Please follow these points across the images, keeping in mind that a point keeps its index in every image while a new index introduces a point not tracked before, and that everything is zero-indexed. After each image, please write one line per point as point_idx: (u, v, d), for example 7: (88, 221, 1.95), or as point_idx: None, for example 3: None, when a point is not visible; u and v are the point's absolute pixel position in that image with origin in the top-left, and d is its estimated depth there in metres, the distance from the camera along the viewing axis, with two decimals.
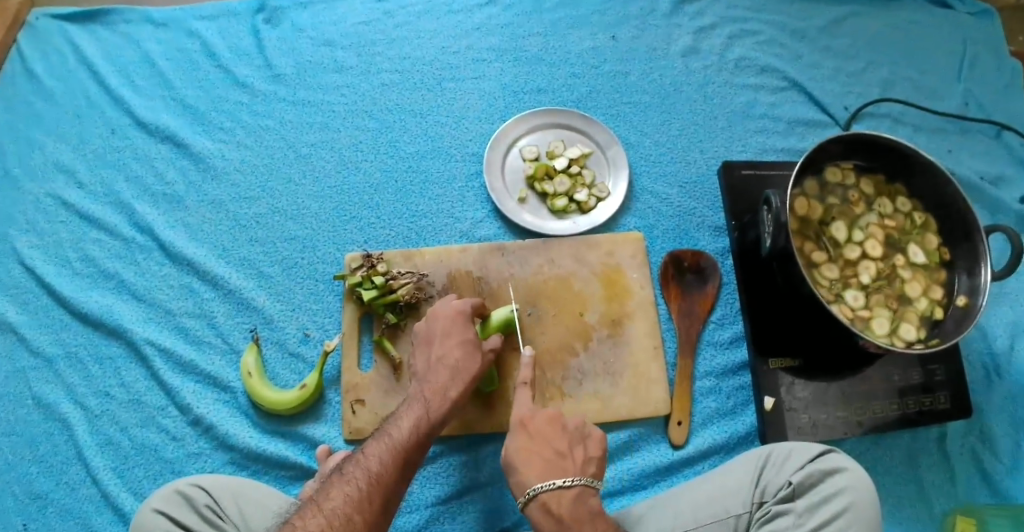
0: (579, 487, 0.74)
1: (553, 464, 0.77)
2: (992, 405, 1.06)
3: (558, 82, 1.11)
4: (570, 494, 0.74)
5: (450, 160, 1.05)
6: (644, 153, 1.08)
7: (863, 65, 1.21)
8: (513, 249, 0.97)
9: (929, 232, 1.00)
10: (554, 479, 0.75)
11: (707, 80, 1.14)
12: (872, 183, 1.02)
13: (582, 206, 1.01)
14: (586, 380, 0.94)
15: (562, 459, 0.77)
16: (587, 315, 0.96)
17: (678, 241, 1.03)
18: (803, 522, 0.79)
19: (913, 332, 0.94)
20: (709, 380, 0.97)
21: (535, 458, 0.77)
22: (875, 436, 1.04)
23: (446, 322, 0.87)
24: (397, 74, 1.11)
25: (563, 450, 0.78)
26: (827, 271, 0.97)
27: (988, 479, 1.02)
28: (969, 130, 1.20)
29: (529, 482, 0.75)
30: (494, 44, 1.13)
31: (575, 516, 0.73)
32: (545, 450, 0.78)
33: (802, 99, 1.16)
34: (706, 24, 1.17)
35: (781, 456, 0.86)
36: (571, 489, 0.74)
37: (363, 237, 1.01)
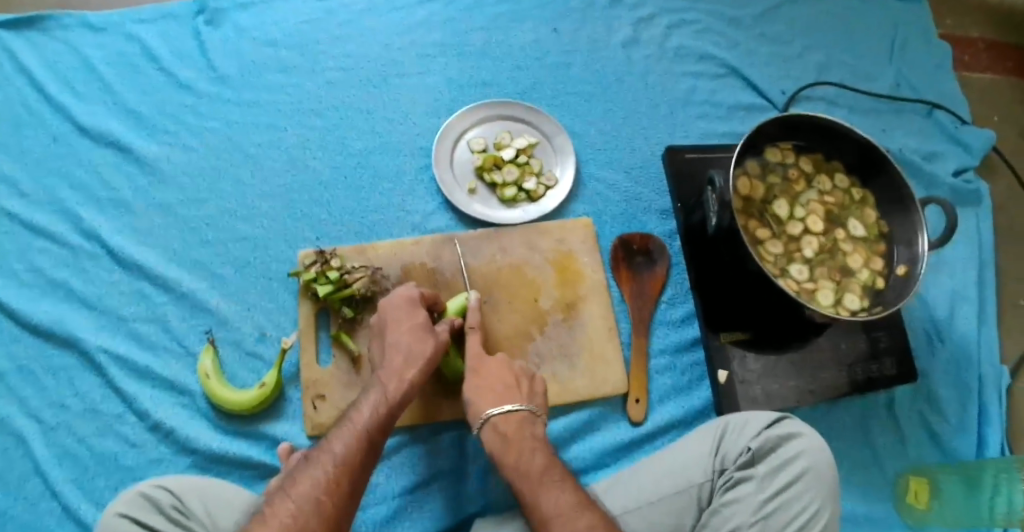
0: (524, 413, 0.80)
1: (503, 392, 0.82)
2: (936, 368, 1.10)
3: (504, 75, 1.13)
4: (517, 419, 0.80)
5: (399, 154, 1.06)
6: (590, 142, 1.10)
7: (798, 50, 1.26)
8: (465, 240, 0.99)
9: (867, 206, 1.04)
10: (503, 405, 0.80)
11: (648, 69, 1.17)
12: (811, 161, 1.06)
13: (532, 195, 1.03)
14: (543, 363, 0.95)
15: (512, 389, 0.82)
16: (542, 300, 0.97)
17: (627, 225, 1.05)
18: (764, 486, 0.82)
19: (857, 302, 0.98)
20: (664, 358, 0.99)
21: (488, 390, 0.82)
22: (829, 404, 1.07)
23: (396, 311, 0.87)
24: (342, 72, 1.11)
25: (513, 383, 0.83)
26: (772, 247, 1.00)
27: (936, 439, 1.07)
28: (902, 110, 1.26)
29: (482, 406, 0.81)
30: (438, 40, 1.14)
31: (518, 436, 0.78)
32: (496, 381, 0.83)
33: (741, 85, 1.19)
34: (645, 15, 1.21)
35: (738, 424, 0.88)
36: (518, 415, 0.80)
37: (315, 234, 1.01)
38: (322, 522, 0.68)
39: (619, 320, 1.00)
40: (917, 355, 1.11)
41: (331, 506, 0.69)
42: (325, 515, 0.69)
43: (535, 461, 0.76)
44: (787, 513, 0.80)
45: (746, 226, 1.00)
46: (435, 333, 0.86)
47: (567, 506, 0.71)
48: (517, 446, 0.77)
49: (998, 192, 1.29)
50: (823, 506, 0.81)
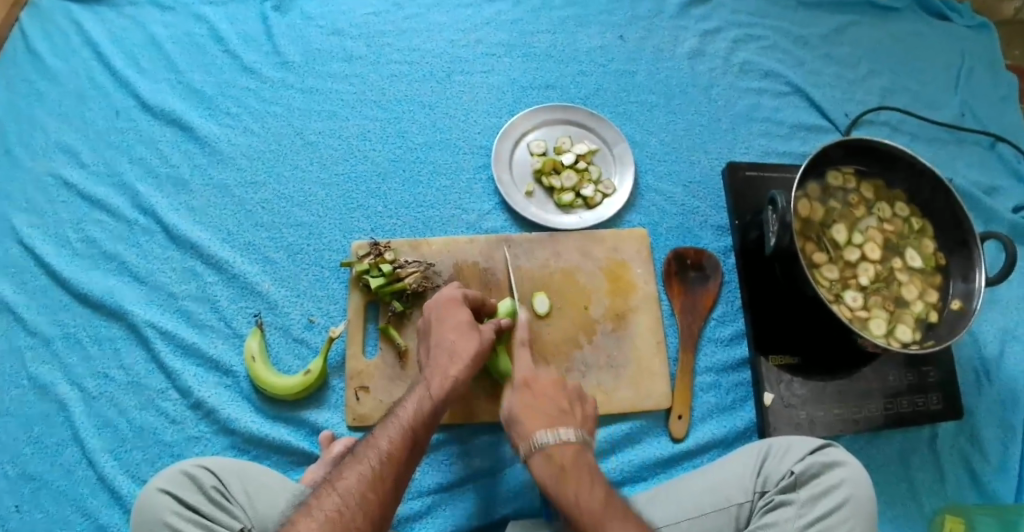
0: (579, 441, 0.78)
1: (554, 419, 0.80)
2: (981, 408, 1.08)
3: (566, 79, 1.12)
4: (572, 447, 0.77)
5: (458, 151, 1.06)
6: (650, 152, 1.09)
7: (864, 73, 1.24)
8: (520, 242, 0.98)
9: (927, 236, 1.02)
10: (557, 432, 0.78)
11: (712, 82, 1.16)
12: (872, 187, 1.04)
13: (588, 201, 1.02)
14: (589, 372, 0.94)
15: (564, 414, 0.81)
16: (592, 308, 0.97)
17: (682, 238, 1.04)
18: (803, 513, 0.81)
19: (908, 334, 0.96)
20: (709, 376, 0.98)
21: (537, 412, 0.81)
22: (869, 435, 1.05)
23: (440, 309, 0.88)
24: (406, 65, 1.11)
25: (566, 407, 0.82)
26: (827, 271, 0.98)
27: (976, 481, 1.04)
28: (965, 140, 1.22)
29: (534, 433, 0.79)
30: (503, 39, 1.14)
31: (575, 465, 0.76)
32: (549, 406, 0.82)
33: (804, 104, 1.18)
34: (712, 27, 1.19)
35: (781, 448, 0.87)
36: (574, 444, 0.78)
37: (370, 225, 1.01)
38: (367, 518, 0.70)
39: (668, 332, 0.99)
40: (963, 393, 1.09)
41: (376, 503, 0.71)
42: (369, 510, 0.70)
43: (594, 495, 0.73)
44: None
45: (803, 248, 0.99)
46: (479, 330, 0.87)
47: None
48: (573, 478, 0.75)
49: None
50: None
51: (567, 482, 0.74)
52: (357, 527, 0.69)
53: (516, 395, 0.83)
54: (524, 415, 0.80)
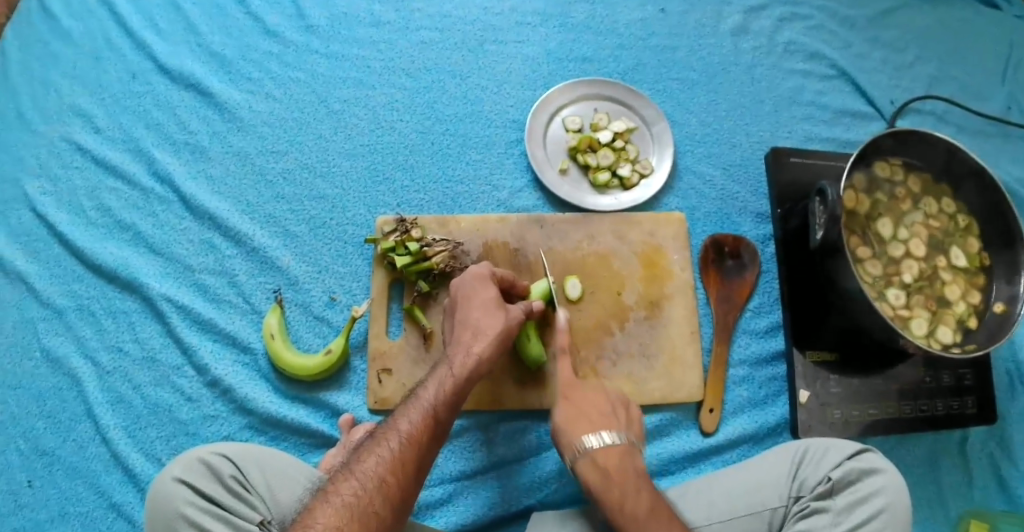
0: (625, 445, 0.76)
1: (598, 423, 0.78)
2: (1013, 413, 1.05)
3: (605, 53, 1.06)
4: (617, 452, 0.76)
5: (489, 125, 1.00)
6: (690, 133, 1.02)
7: (911, 59, 1.15)
8: (552, 222, 0.94)
9: (973, 235, 0.96)
10: (602, 436, 0.76)
11: (756, 62, 1.08)
12: (920, 181, 0.97)
13: (625, 183, 0.96)
14: (620, 360, 0.90)
15: (608, 417, 0.78)
16: (625, 295, 0.92)
17: (720, 225, 0.98)
18: (839, 521, 0.78)
19: (950, 336, 0.91)
20: (743, 369, 0.93)
21: (583, 420, 0.78)
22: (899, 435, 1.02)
23: (468, 287, 0.85)
24: (437, 32, 1.05)
25: (610, 410, 0.80)
26: (870, 266, 0.92)
27: (1004, 485, 1.01)
28: (1010, 135, 1.13)
29: (579, 435, 0.77)
30: (538, 8, 1.08)
31: (622, 472, 0.75)
32: (592, 412, 0.79)
33: (849, 89, 1.10)
34: (757, 4, 1.12)
35: (819, 451, 0.84)
36: (619, 448, 0.76)
37: (397, 199, 0.97)
38: (385, 500, 0.67)
39: (703, 324, 0.94)
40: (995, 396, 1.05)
41: (396, 486, 0.68)
42: (388, 494, 0.67)
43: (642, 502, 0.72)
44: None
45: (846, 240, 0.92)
46: (506, 309, 0.84)
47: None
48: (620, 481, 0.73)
49: None
50: None
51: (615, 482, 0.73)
52: (376, 511, 0.66)
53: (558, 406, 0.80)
54: (568, 423, 0.77)
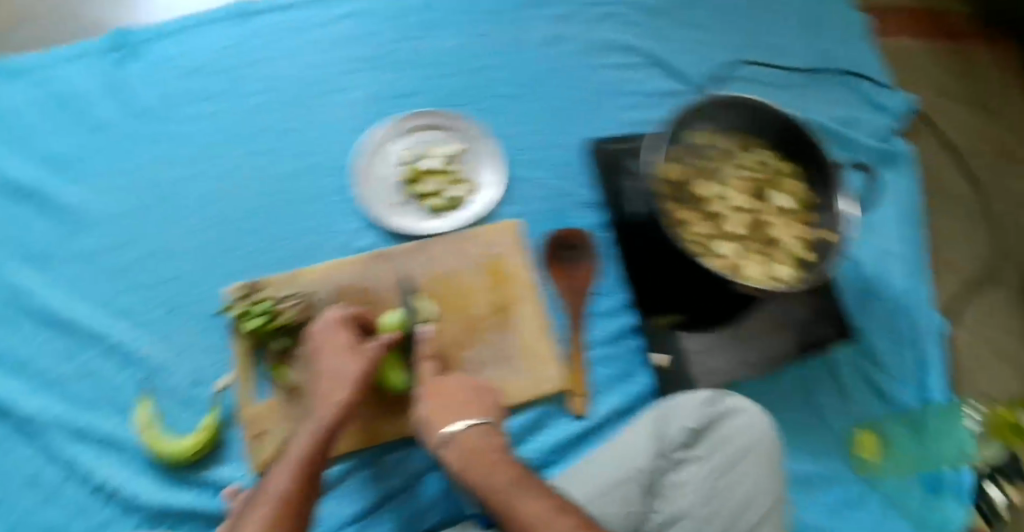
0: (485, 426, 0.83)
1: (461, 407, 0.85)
2: (873, 324, 1.08)
3: (430, 85, 1.06)
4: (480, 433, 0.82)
5: (321, 175, 1.02)
6: (512, 144, 1.04)
7: (717, 29, 1.16)
8: (396, 254, 0.97)
9: (794, 175, 1.00)
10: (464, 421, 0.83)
11: (563, 65, 1.09)
12: (733, 137, 1.00)
13: (458, 202, 1.00)
14: (485, 367, 0.95)
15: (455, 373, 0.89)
16: (474, 307, 0.96)
17: (554, 222, 1.01)
18: (707, 464, 0.85)
19: (788, 272, 0.95)
20: (602, 348, 0.98)
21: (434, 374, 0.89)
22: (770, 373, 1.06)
23: (326, 337, 0.88)
24: (263, 96, 1.04)
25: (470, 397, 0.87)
26: (696, 229, 0.96)
27: (880, 393, 1.07)
28: (822, 81, 1.17)
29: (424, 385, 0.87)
30: (360, 53, 1.06)
31: (485, 449, 0.81)
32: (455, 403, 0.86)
33: (658, 72, 1.11)
34: (563, 10, 1.12)
35: (679, 406, 0.87)
36: (478, 429, 0.83)
37: (246, 265, 0.99)
38: None
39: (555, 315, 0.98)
40: (854, 317, 1.09)
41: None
42: None
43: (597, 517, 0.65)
44: (730, 485, 0.84)
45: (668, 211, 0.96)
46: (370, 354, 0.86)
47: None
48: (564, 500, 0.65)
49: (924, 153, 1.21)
50: (763, 481, 0.84)
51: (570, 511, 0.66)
52: None
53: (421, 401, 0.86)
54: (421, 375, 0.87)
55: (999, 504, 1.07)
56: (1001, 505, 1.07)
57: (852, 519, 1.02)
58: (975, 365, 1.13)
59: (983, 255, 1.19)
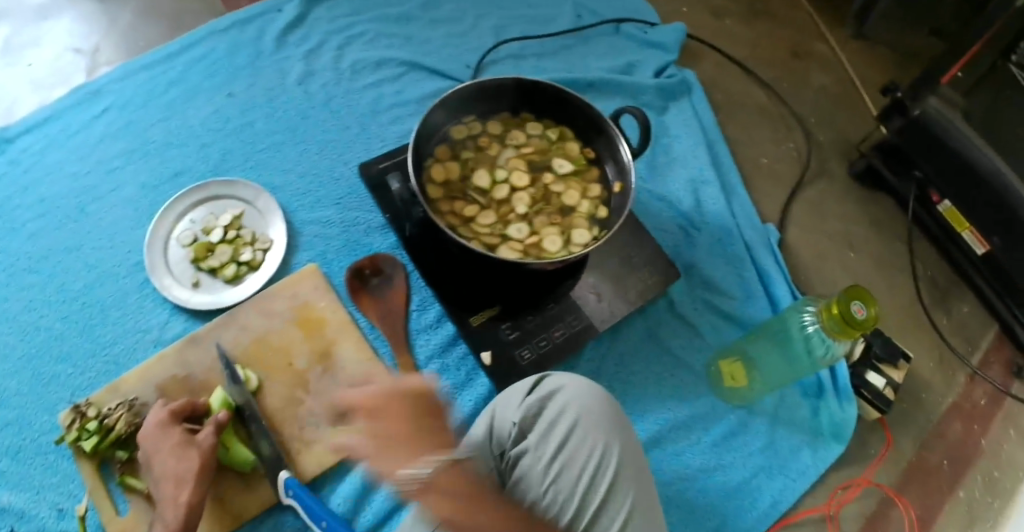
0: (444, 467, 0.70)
1: (407, 446, 0.71)
2: (702, 256, 1.10)
3: (193, 159, 1.07)
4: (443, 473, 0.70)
5: (118, 279, 1.01)
6: (293, 191, 1.05)
7: (472, 22, 1.24)
8: (205, 335, 0.96)
9: (567, 141, 1.02)
10: (412, 469, 0.69)
11: (329, 95, 1.13)
12: (498, 122, 1.02)
13: (252, 264, 1.00)
14: (321, 421, 0.93)
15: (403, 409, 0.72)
16: (296, 362, 0.95)
17: (353, 253, 1.02)
18: (542, 454, 0.76)
19: (586, 234, 0.96)
20: (435, 364, 0.97)
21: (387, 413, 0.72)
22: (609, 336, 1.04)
23: (154, 439, 0.85)
24: (41, 218, 1.04)
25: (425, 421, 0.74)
26: (483, 218, 0.94)
27: (729, 317, 1.07)
28: (589, 38, 1.26)
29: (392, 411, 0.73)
30: (123, 148, 1.08)
31: (463, 490, 0.69)
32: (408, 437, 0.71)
33: (424, 75, 1.17)
34: (315, 44, 1.17)
35: (503, 403, 0.80)
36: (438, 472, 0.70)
37: (69, 391, 0.96)
38: None
39: (377, 344, 0.98)
40: (678, 251, 1.10)
41: None
42: None
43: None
44: (575, 468, 0.75)
45: (450, 211, 0.94)
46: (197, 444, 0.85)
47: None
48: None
49: (708, 72, 1.27)
50: (610, 447, 0.75)
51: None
52: None
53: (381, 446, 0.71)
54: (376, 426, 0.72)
55: (883, 389, 1.04)
56: (883, 389, 1.04)
57: (744, 448, 1.00)
58: (815, 261, 1.14)
59: (798, 148, 1.22)
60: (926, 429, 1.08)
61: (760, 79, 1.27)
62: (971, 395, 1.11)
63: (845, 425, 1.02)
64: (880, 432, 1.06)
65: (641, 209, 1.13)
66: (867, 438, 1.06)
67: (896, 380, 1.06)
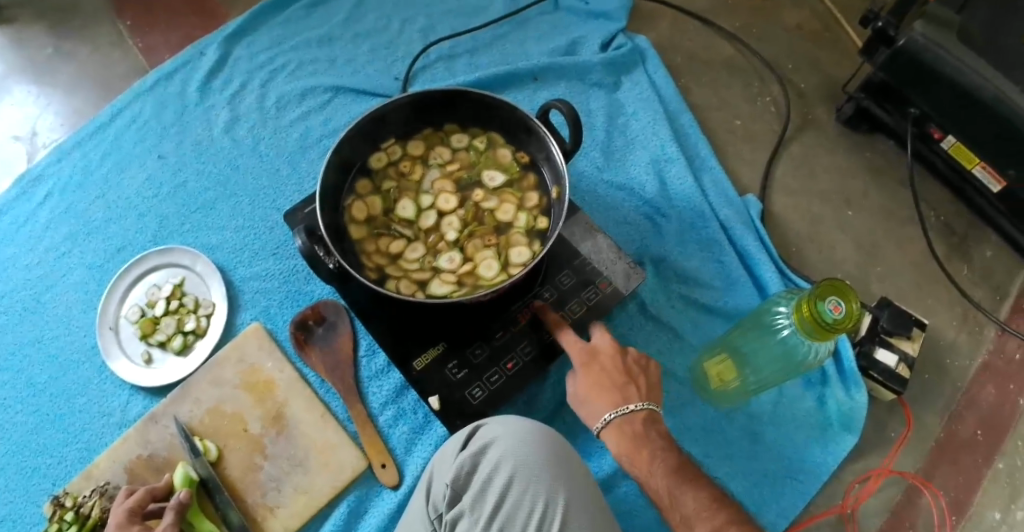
0: (647, 410, 0.76)
1: (619, 392, 0.77)
2: (670, 248, 1.02)
3: (131, 232, 1.06)
4: (641, 417, 0.75)
5: (79, 366, 0.99)
6: (230, 248, 1.04)
7: (398, 27, 1.20)
8: (160, 412, 0.93)
9: (498, 147, 0.91)
10: (624, 406, 0.76)
11: (258, 138, 1.11)
12: (420, 141, 0.92)
13: (198, 331, 0.98)
14: (282, 484, 0.90)
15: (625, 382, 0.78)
16: (251, 426, 0.92)
17: (296, 305, 1.00)
18: (479, 515, 0.70)
19: (525, 252, 0.85)
20: (389, 410, 0.94)
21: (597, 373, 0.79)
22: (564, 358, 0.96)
23: (115, 528, 0.81)
24: (3, 315, 1.02)
25: (627, 379, 0.78)
26: (410, 254, 0.87)
27: (714, 310, 0.99)
28: (527, 20, 1.21)
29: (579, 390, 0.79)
30: (68, 231, 1.06)
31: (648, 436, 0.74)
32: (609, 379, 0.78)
33: (354, 97, 1.14)
34: (238, 86, 1.14)
35: (440, 464, 0.76)
36: (625, 418, 0.75)
37: (48, 482, 0.93)
38: None
39: (329, 398, 0.96)
40: (646, 242, 1.02)
41: None
42: None
43: (608, 392, 0.77)
44: (514, 529, 0.68)
45: (375, 251, 0.87)
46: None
47: (669, 461, 0.71)
48: (605, 369, 0.79)
49: (664, 32, 1.23)
50: (553, 498, 0.69)
51: (589, 383, 0.79)
52: None
53: (581, 380, 0.79)
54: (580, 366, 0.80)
55: (897, 368, 0.94)
56: (895, 368, 0.94)
57: (740, 453, 0.92)
58: (809, 234, 1.09)
59: (776, 101, 1.18)
60: (954, 400, 1.00)
61: (724, 31, 1.23)
62: (1003, 350, 1.03)
63: (853, 414, 0.93)
64: (897, 412, 0.98)
65: (599, 202, 1.04)
66: (883, 422, 0.98)
67: (910, 353, 0.96)
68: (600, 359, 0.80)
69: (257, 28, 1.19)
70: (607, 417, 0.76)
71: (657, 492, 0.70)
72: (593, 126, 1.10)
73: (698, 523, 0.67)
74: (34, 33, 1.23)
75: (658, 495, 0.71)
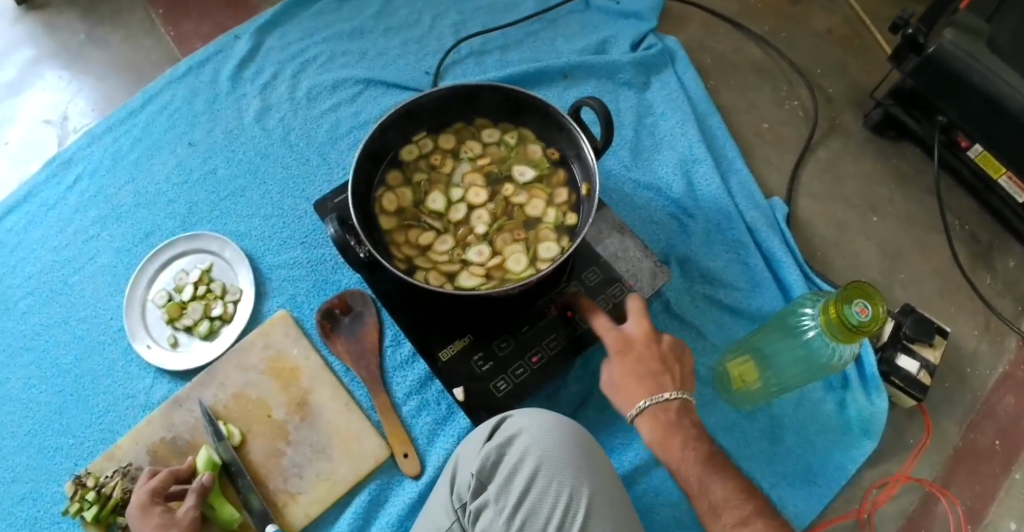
0: (682, 400, 0.75)
1: (654, 380, 0.77)
2: (695, 248, 1.02)
3: (160, 217, 1.07)
4: (675, 407, 0.75)
5: (105, 349, 1.00)
6: (258, 237, 1.05)
7: (430, 22, 1.21)
8: (185, 396, 0.94)
9: (528, 143, 0.92)
10: (661, 394, 0.75)
11: (288, 128, 1.12)
12: (451, 134, 0.93)
13: (225, 317, 0.99)
14: (304, 470, 0.91)
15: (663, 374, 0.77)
16: (275, 412, 0.93)
17: (322, 294, 1.01)
18: (504, 505, 0.70)
19: (553, 248, 0.86)
20: (413, 400, 0.95)
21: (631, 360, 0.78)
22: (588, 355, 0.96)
23: (139, 508, 0.83)
24: (31, 296, 1.03)
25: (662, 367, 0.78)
26: (439, 245, 0.88)
27: (738, 311, 0.99)
28: (557, 19, 1.22)
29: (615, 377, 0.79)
30: (95, 215, 1.07)
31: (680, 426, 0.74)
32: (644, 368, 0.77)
33: (384, 90, 1.15)
34: (269, 76, 1.15)
35: (465, 454, 0.77)
36: (662, 405, 0.75)
37: (71, 461, 0.94)
38: None
39: (354, 387, 0.97)
40: (671, 242, 1.03)
41: None
42: None
43: (643, 384, 0.76)
44: (538, 520, 0.69)
45: (405, 242, 0.88)
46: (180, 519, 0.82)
47: (700, 450, 0.72)
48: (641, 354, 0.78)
49: (693, 35, 1.24)
50: (577, 490, 0.70)
51: (621, 374, 0.78)
52: None
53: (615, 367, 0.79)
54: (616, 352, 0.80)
55: (919, 375, 0.94)
56: (917, 374, 0.94)
57: (761, 454, 0.93)
58: (833, 240, 1.09)
59: (803, 105, 1.19)
60: (975, 409, 1.00)
61: (753, 35, 1.24)
62: None
63: (874, 419, 0.94)
64: (918, 419, 0.98)
65: (626, 201, 1.05)
66: (903, 429, 0.98)
67: (932, 361, 0.96)
68: (637, 348, 0.79)
69: (289, 20, 1.20)
70: (642, 405, 0.75)
71: (688, 479, 0.71)
72: (621, 125, 1.11)
73: (725, 511, 0.68)
74: (66, 20, 1.24)
75: (688, 482, 0.71)
